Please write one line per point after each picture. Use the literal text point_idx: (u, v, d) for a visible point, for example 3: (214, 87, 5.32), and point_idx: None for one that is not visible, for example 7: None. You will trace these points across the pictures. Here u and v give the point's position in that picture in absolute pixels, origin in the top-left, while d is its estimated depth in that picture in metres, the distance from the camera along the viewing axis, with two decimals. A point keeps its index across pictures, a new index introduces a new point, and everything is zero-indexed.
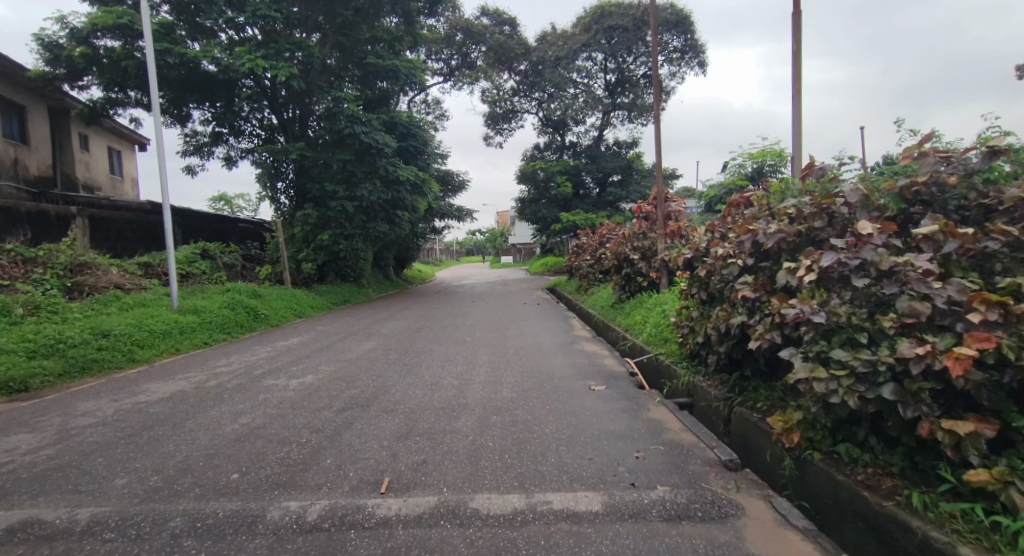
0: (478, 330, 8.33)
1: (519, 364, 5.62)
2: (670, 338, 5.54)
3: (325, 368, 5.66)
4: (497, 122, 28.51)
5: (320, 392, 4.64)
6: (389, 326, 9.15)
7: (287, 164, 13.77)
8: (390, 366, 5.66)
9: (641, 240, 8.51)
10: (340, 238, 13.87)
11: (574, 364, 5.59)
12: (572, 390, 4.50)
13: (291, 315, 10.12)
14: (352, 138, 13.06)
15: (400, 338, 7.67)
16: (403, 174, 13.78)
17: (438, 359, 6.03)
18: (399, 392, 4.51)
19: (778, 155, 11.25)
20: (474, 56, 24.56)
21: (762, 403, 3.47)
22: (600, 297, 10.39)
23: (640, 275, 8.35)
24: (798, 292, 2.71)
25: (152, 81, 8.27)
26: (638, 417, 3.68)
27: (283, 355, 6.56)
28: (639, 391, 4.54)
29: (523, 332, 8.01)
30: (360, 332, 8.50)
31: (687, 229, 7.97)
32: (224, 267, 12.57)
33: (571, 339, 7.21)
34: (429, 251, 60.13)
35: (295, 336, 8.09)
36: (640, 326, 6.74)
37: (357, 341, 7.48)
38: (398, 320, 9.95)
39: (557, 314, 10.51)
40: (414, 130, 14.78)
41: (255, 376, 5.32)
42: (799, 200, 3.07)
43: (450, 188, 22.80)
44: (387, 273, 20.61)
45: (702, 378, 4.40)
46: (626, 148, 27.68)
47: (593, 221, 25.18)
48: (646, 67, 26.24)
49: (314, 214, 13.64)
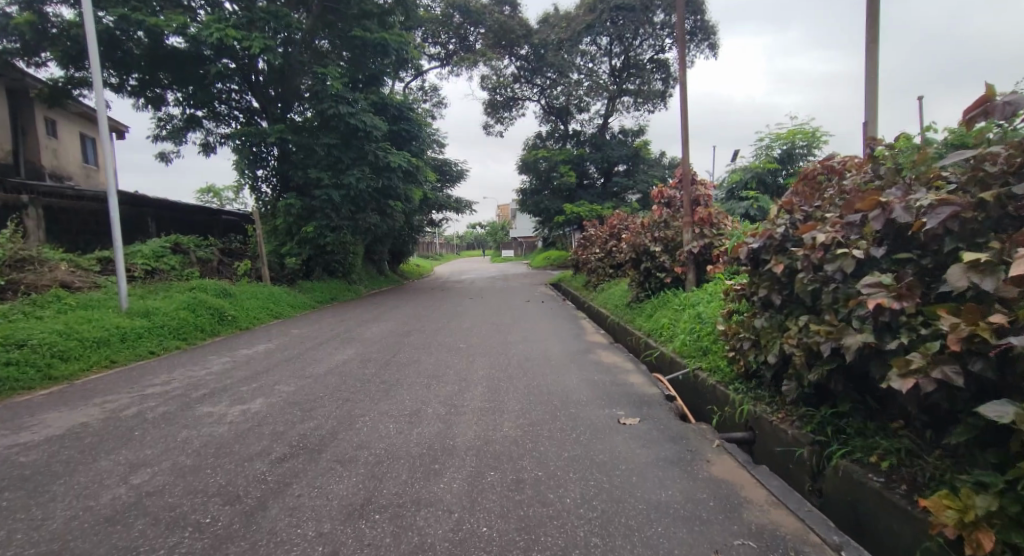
0: (474, 334, 7.21)
1: (524, 383, 4.50)
2: (715, 351, 4.41)
3: (282, 388, 4.55)
4: (498, 110, 27.38)
5: (264, 426, 3.54)
6: (375, 328, 8.06)
7: (269, 148, 12.65)
8: (362, 386, 4.54)
9: (663, 230, 7.39)
10: (326, 231, 12.80)
11: (593, 381, 4.47)
12: (596, 425, 3.39)
13: (266, 317, 9.01)
14: (337, 120, 11.90)
15: (382, 345, 6.56)
16: (395, 160, 12.61)
17: (424, 375, 4.91)
18: (366, 429, 3.40)
19: (811, 136, 10.08)
20: (472, 39, 23.55)
21: (884, 460, 2.37)
22: (613, 295, 9.26)
23: (663, 270, 7.22)
24: (1005, 304, 1.60)
25: (91, 45, 7.22)
26: (697, 476, 2.57)
27: (241, 368, 5.46)
28: (684, 425, 3.42)
29: (527, 338, 6.88)
30: (340, 336, 7.41)
31: (718, 215, 6.85)
32: (198, 263, 11.44)
33: (584, 347, 6.12)
34: (427, 245, 59.11)
35: (263, 343, 6.98)
36: (668, 333, 5.61)
37: (332, 349, 6.37)
38: (384, 321, 8.85)
39: (564, 314, 9.44)
40: (407, 113, 13.64)
41: (191, 400, 4.22)
42: (969, 156, 1.95)
43: (448, 178, 21.72)
44: (380, 269, 19.52)
45: (770, 409, 3.29)
46: (633, 136, 26.46)
47: (598, 213, 24.06)
48: (654, 51, 25.00)
49: (297, 205, 12.52)
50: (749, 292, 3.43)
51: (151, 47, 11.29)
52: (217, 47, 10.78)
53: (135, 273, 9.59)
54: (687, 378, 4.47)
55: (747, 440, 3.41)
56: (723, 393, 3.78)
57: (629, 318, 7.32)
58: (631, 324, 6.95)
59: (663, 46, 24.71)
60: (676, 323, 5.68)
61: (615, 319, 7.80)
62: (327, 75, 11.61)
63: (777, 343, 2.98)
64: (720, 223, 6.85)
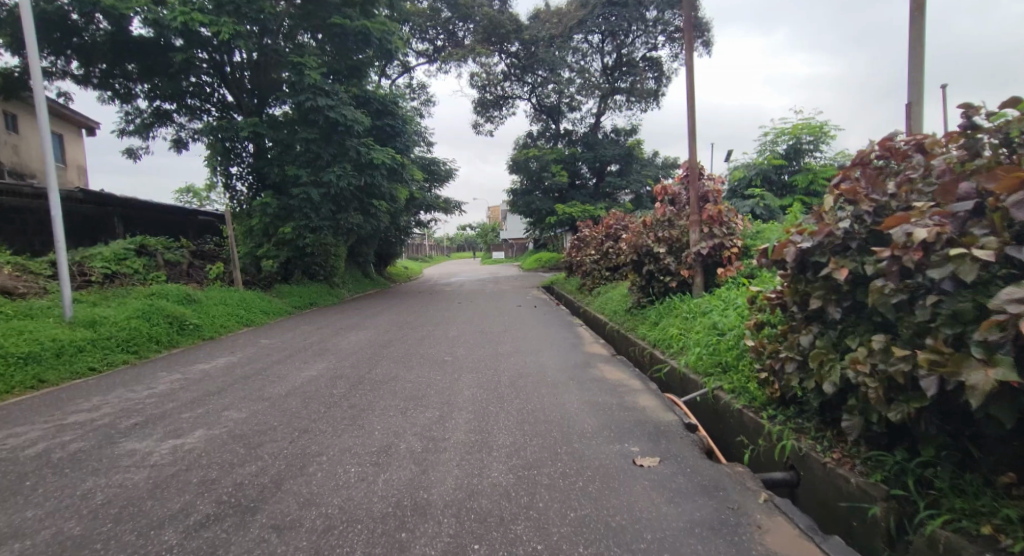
0: (461, 345, 6.52)
1: (517, 409, 3.83)
2: (741, 368, 3.79)
3: (231, 416, 3.84)
4: (488, 108, 26.78)
5: (194, 471, 2.83)
6: (353, 338, 7.36)
7: (244, 143, 11.87)
8: (326, 413, 3.85)
9: (667, 230, 6.76)
10: (304, 231, 12.05)
11: (598, 406, 3.81)
12: (607, 468, 2.73)
13: (234, 325, 8.26)
14: (315, 114, 11.17)
15: (358, 359, 5.86)
16: (378, 156, 11.91)
17: (400, 397, 4.22)
18: (321, 475, 2.72)
19: (818, 130, 9.52)
20: (461, 35, 22.96)
21: (1005, 533, 1.76)
22: (611, 301, 8.64)
23: (668, 273, 6.61)
24: None
25: (26, 21, 6.51)
26: (750, 553, 1.93)
27: (191, 388, 4.73)
28: (716, 467, 2.78)
29: (519, 349, 6.21)
30: (312, 347, 6.70)
31: (727, 213, 6.23)
32: (165, 265, 10.64)
33: (583, 360, 5.49)
34: (417, 247, 58.20)
35: (225, 355, 6.24)
36: (679, 345, 4.98)
37: (300, 364, 5.66)
38: (363, 330, 8.13)
39: (559, 320, 8.82)
40: (390, 108, 12.96)
41: (116, 432, 3.49)
42: None
43: (436, 177, 21.03)
44: (365, 271, 18.75)
45: (821, 445, 2.69)
46: (625, 135, 25.93)
47: (591, 213, 23.52)
48: (646, 48, 24.62)
49: (274, 204, 11.77)
50: (792, 302, 2.82)
51: (112, 32, 10.47)
52: (183, 32, 10.06)
53: (92, 277, 8.81)
54: (709, 400, 3.84)
55: (791, 483, 2.78)
56: (755, 422, 3.16)
57: (632, 326, 6.70)
58: (634, 333, 6.33)
59: (655, 43, 24.32)
60: (687, 334, 5.06)
61: (616, 326, 7.17)
62: (304, 64, 10.89)
63: (838, 369, 2.40)
64: (731, 223, 6.24)
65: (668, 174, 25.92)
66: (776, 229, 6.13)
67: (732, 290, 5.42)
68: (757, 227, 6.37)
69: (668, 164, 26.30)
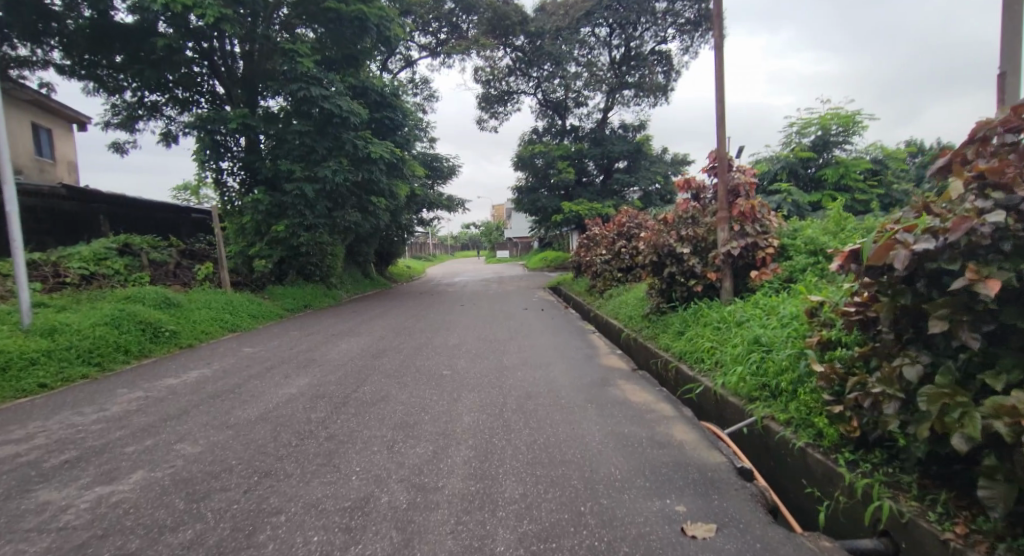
0: (462, 357, 5.86)
1: (526, 444, 3.16)
2: (798, 394, 3.12)
3: (183, 451, 3.21)
4: (492, 104, 26.15)
5: (111, 538, 2.18)
6: (344, 346, 6.73)
7: (235, 137, 11.24)
8: (298, 447, 3.21)
9: (690, 227, 6.09)
10: (299, 230, 11.48)
11: (625, 441, 3.14)
12: (648, 542, 2.06)
13: (217, 331, 7.63)
14: (308, 105, 10.52)
15: (346, 374, 5.21)
16: (375, 150, 11.26)
17: (387, 426, 3.57)
18: (271, 549, 2.07)
19: (850, 121, 8.81)
20: (464, 27, 22.06)
21: None
22: (626, 305, 7.97)
23: (692, 276, 5.95)
24: None
25: None
26: None
27: (149, 411, 4.10)
28: (793, 539, 2.10)
29: (527, 361, 5.55)
30: (298, 357, 6.05)
31: (761, 209, 5.53)
32: (150, 266, 10.07)
33: (601, 376, 4.83)
34: (421, 245, 57.70)
35: (200, 367, 5.61)
36: (713, 360, 4.33)
37: (281, 379, 5.02)
38: (357, 336, 7.48)
39: (568, 326, 8.19)
40: (389, 100, 12.32)
41: (37, 474, 2.86)
42: None
43: (438, 174, 20.42)
44: (366, 271, 18.18)
45: (934, 514, 2.01)
46: (634, 131, 25.19)
47: (597, 211, 22.88)
48: (656, 41, 23.95)
49: (266, 201, 11.16)
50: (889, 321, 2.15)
51: (92, 17, 9.85)
52: (166, 16, 9.41)
53: (68, 278, 8.24)
54: (758, 433, 3.17)
55: None
56: (830, 468, 2.49)
57: (652, 334, 6.05)
58: (655, 344, 5.67)
59: (665, 36, 23.73)
60: (722, 347, 4.40)
61: (634, 335, 6.51)
62: (296, 51, 10.21)
63: (977, 422, 1.73)
64: (765, 220, 5.54)
65: (677, 170, 25.21)
66: (817, 227, 5.43)
67: (771, 297, 4.74)
68: (793, 225, 5.68)
69: (677, 160, 25.59)
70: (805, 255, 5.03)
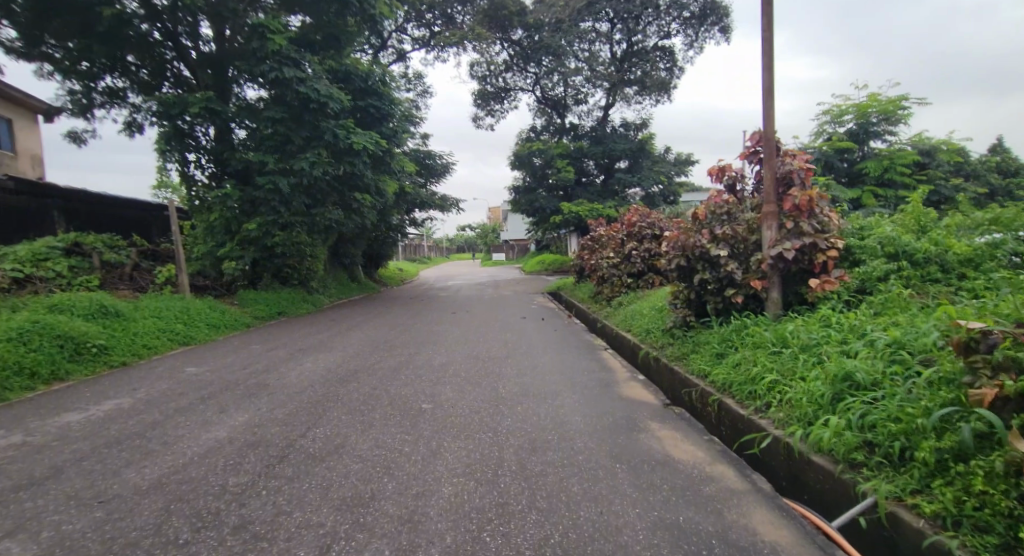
0: (448, 383, 4.74)
1: (535, 548, 2.04)
2: (946, 472, 2.05)
3: (12, 550, 2.09)
4: (488, 101, 25.18)
5: None
6: (308, 366, 5.62)
7: (203, 124, 10.01)
8: (186, 549, 2.09)
9: (725, 225, 5.03)
10: (272, 228, 10.37)
11: (686, 544, 2.03)
12: None
13: (163, 346, 6.45)
14: (282, 88, 9.40)
15: (298, 408, 4.08)
16: (357, 140, 10.10)
17: (329, 505, 2.44)
18: None
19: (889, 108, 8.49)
20: (458, 17, 20.92)
21: None
22: (644, 316, 6.89)
23: (729, 283, 4.91)
24: None
25: None
26: None
27: (14, 467, 2.97)
28: None
29: (529, 390, 4.43)
30: (248, 382, 4.93)
31: (819, 204, 4.45)
32: (101, 267, 8.92)
33: (626, 416, 3.72)
34: (416, 248, 56.64)
35: (120, 394, 4.47)
36: (777, 398, 3.27)
37: (211, 416, 3.87)
38: (327, 353, 6.33)
39: (575, 340, 7.11)
40: (375, 86, 11.23)
41: None
42: None
43: (431, 173, 19.37)
44: (353, 275, 17.07)
45: None
46: (636, 130, 24.16)
47: (598, 212, 21.92)
48: (658, 36, 23.08)
49: (235, 195, 10.00)
50: None
51: None
52: None
53: None
54: (880, 527, 2.09)
55: None
56: None
57: (681, 355, 5.00)
58: (688, 367, 4.63)
59: (668, 31, 22.93)
60: (789, 381, 3.33)
61: (657, 353, 5.46)
62: (266, 26, 9.03)
63: None
64: (823, 217, 4.47)
65: (681, 171, 24.19)
66: (891, 225, 4.35)
67: (848, 314, 3.67)
68: (858, 222, 4.60)
69: (681, 160, 24.58)
70: (881, 260, 3.96)
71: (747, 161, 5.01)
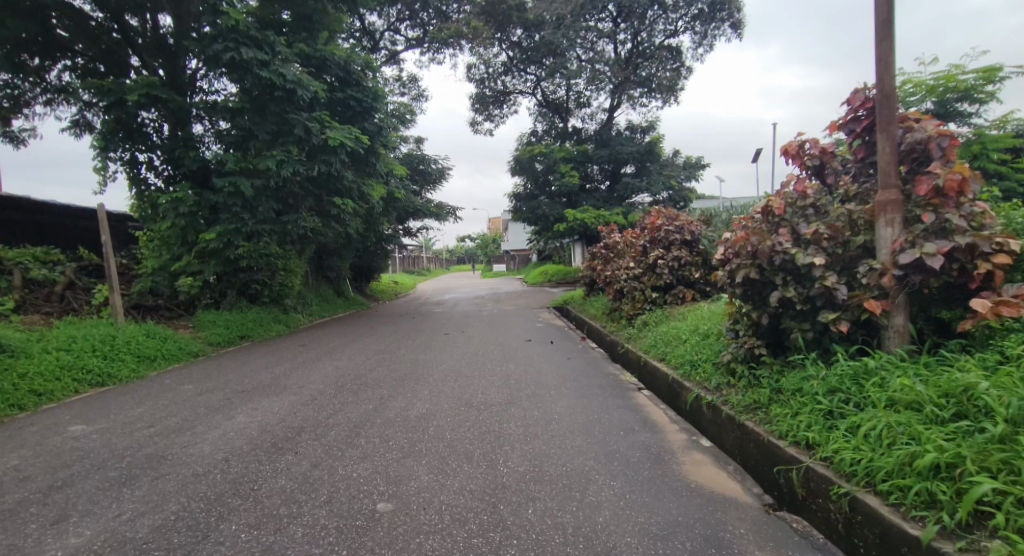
0: (423, 458, 3.24)
1: None
2: None
3: None
4: (487, 105, 24.00)
5: None
6: (238, 422, 4.11)
7: (153, 115, 8.54)
8: None
9: (815, 223, 3.59)
10: (236, 238, 8.98)
11: None
12: None
13: (61, 391, 4.93)
14: (241, 72, 8.05)
15: (182, 512, 2.57)
16: (333, 135, 8.75)
17: None
18: None
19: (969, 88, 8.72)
20: (453, 12, 19.80)
21: None
22: (686, 341, 5.42)
23: (825, 305, 3.46)
24: None
25: None
26: None
27: None
28: None
29: (545, 471, 2.95)
30: (139, 454, 3.41)
31: (972, 187, 2.99)
32: (22, 286, 7.45)
33: (714, 535, 2.21)
34: (414, 260, 55.39)
35: None
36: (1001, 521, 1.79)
37: (29, 536, 2.36)
38: (274, 398, 4.83)
39: (595, 372, 5.67)
40: (357, 75, 9.93)
41: None
42: None
43: (426, 178, 18.05)
44: (340, 289, 15.66)
45: None
46: (642, 133, 22.95)
47: (603, 219, 20.65)
48: (664, 34, 21.97)
49: (189, 201, 8.60)
50: None
51: None
52: None
53: None
54: None
55: None
56: None
57: (759, 409, 3.54)
58: (774, 427, 3.17)
59: (674, 29, 21.80)
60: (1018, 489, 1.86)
61: (719, 400, 3.99)
62: None
63: None
64: (975, 208, 3.02)
65: (692, 175, 22.86)
66: None
67: None
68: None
69: (691, 164, 23.24)
70: None
71: (843, 131, 3.57)
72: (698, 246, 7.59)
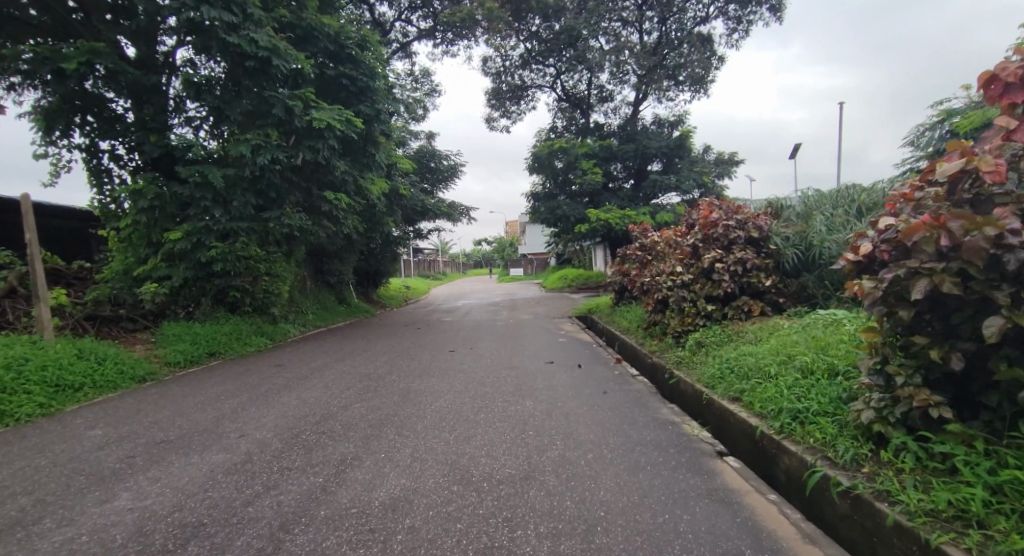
0: None
1: None
2: None
3: None
4: (503, 101, 22.61)
5: None
6: (111, 511, 2.67)
7: (113, 94, 7.38)
8: None
9: None
10: (208, 237, 7.69)
11: None
12: None
13: None
14: (208, 40, 6.79)
15: None
16: (318, 115, 7.42)
17: None
18: None
19: None
20: None
21: None
22: (779, 377, 3.79)
23: None
24: None
25: None
26: None
27: None
28: None
29: None
30: None
31: None
32: None
33: None
34: (430, 263, 54.10)
35: None
36: None
37: None
38: (195, 460, 3.40)
39: (643, 418, 4.12)
40: (350, 51, 8.62)
41: None
42: None
43: (437, 175, 16.71)
44: (342, 296, 14.32)
45: None
46: (671, 127, 21.32)
47: (628, 219, 19.09)
48: (695, 22, 20.34)
49: (150, 193, 7.32)
50: None
51: None
52: None
53: None
54: None
55: None
56: None
57: (977, 527, 1.93)
58: None
59: (705, 16, 20.17)
60: None
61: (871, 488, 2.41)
62: None
63: None
64: None
65: (725, 172, 21.12)
66: None
67: None
68: None
69: (723, 160, 21.45)
70: None
71: None
72: (767, 246, 5.96)
